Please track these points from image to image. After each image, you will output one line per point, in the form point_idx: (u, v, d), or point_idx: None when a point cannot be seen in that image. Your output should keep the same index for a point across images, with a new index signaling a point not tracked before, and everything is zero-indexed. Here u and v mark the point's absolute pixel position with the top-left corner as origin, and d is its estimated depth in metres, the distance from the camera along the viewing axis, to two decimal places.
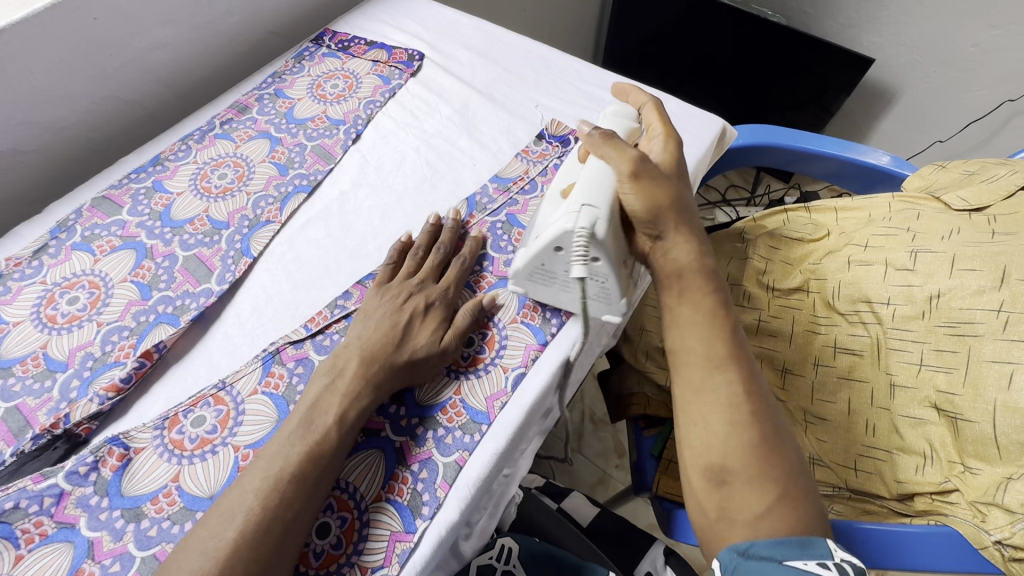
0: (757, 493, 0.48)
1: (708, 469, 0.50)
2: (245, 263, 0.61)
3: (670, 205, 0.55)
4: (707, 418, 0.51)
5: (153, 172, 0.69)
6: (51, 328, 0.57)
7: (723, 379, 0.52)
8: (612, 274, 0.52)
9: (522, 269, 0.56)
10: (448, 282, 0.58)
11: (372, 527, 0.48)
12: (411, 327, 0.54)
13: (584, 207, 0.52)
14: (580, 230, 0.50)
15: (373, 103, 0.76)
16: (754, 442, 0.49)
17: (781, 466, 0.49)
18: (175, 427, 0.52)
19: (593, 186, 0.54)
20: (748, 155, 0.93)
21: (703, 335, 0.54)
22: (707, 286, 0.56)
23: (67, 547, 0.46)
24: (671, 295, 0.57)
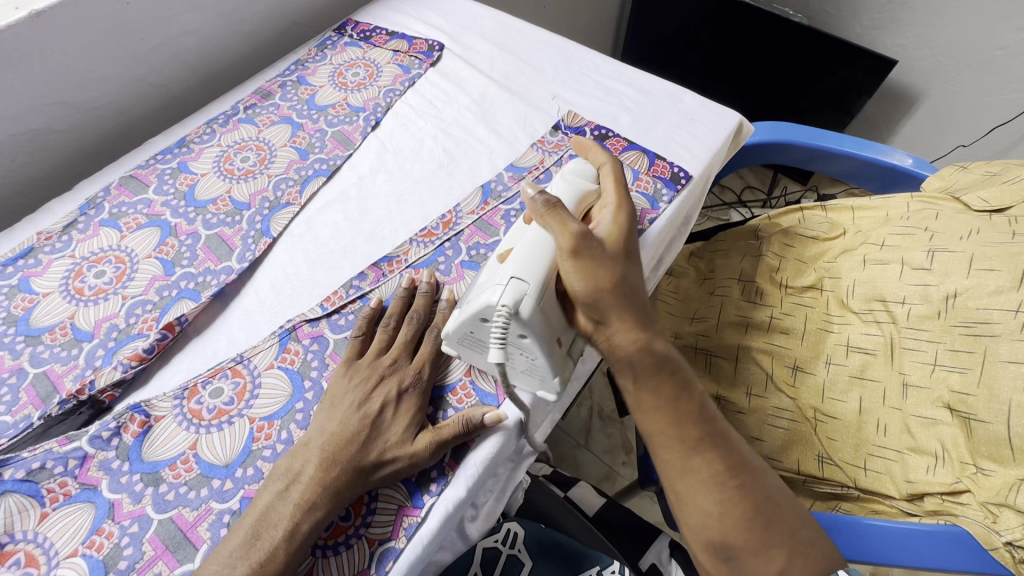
0: (765, 561, 0.49)
1: (711, 546, 0.51)
2: (264, 243, 0.63)
3: (612, 288, 0.49)
4: (697, 501, 0.51)
5: (179, 154, 0.71)
6: (78, 299, 0.59)
7: (704, 460, 0.51)
8: (539, 353, 0.48)
9: (449, 334, 0.50)
10: (421, 365, 0.53)
11: (381, 500, 0.49)
12: (380, 422, 0.49)
13: (513, 281, 0.47)
14: (502, 308, 0.45)
15: (393, 91, 0.77)
16: (749, 512, 0.50)
17: (781, 527, 0.50)
18: (193, 397, 0.53)
19: (529, 258, 0.49)
20: (765, 152, 0.93)
21: (671, 421, 0.51)
22: (666, 363, 0.52)
23: (89, 507, 0.48)
24: (626, 379, 0.52)
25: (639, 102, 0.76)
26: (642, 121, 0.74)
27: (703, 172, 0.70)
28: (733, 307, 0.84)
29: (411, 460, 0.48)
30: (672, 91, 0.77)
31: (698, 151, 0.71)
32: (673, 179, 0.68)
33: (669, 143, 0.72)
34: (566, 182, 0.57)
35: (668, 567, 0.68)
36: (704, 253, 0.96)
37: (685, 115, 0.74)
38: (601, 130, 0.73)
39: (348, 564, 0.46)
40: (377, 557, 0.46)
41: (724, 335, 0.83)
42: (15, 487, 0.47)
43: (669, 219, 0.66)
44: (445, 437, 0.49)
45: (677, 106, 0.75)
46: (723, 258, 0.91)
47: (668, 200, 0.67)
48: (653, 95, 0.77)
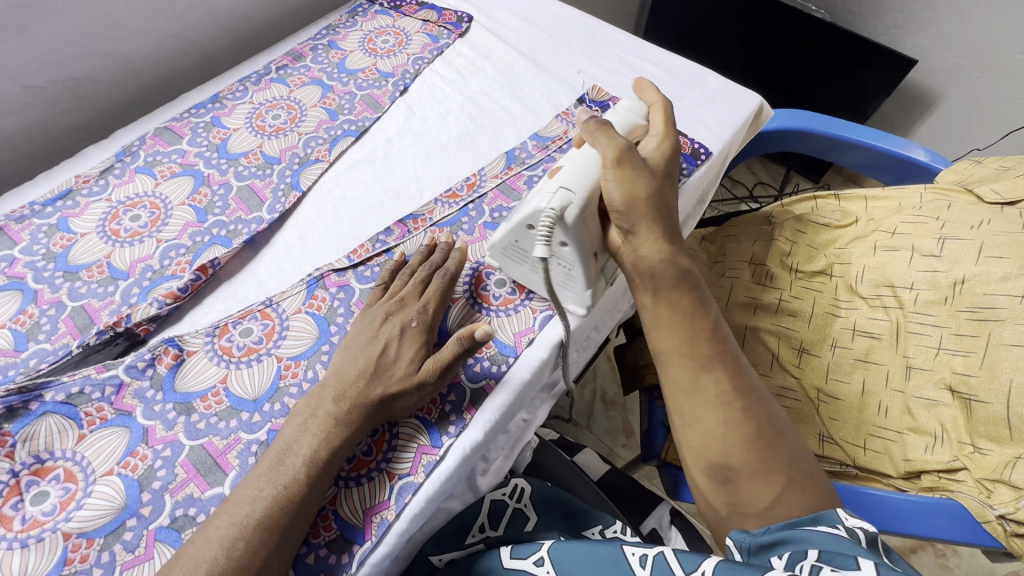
0: (762, 484, 0.50)
1: (710, 467, 0.52)
2: (294, 196, 0.65)
3: (647, 200, 0.54)
4: (701, 419, 0.53)
5: (212, 109, 0.73)
6: (114, 241, 0.61)
7: (712, 379, 0.54)
8: (577, 262, 0.53)
9: (496, 242, 0.56)
10: (427, 302, 0.54)
11: (401, 438, 0.51)
12: (390, 350, 0.51)
13: (560, 190, 0.51)
14: (548, 211, 0.49)
15: (421, 59, 0.79)
16: (753, 433, 0.52)
17: (783, 454, 0.51)
18: (224, 335, 0.55)
19: (575, 171, 0.53)
20: (780, 140, 0.95)
21: (686, 336, 0.55)
22: (687, 282, 0.56)
23: (124, 431, 0.50)
24: (647, 293, 0.56)
25: (662, 80, 0.77)
26: (664, 98, 0.75)
27: (722, 149, 0.72)
28: (743, 288, 0.85)
29: (416, 383, 0.50)
30: (695, 71, 0.78)
31: (718, 129, 0.73)
32: (693, 155, 0.70)
33: (690, 120, 0.73)
34: (617, 114, 0.60)
35: (668, 532, 0.70)
36: (716, 237, 0.97)
37: (707, 94, 0.76)
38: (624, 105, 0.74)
39: (368, 495, 0.48)
40: (395, 489, 0.49)
41: (733, 316, 0.85)
42: (55, 408, 0.50)
43: (686, 193, 0.68)
44: (448, 362, 0.50)
45: (699, 86, 0.77)
46: (735, 242, 0.92)
47: (687, 173, 0.69)
48: (676, 74, 0.78)
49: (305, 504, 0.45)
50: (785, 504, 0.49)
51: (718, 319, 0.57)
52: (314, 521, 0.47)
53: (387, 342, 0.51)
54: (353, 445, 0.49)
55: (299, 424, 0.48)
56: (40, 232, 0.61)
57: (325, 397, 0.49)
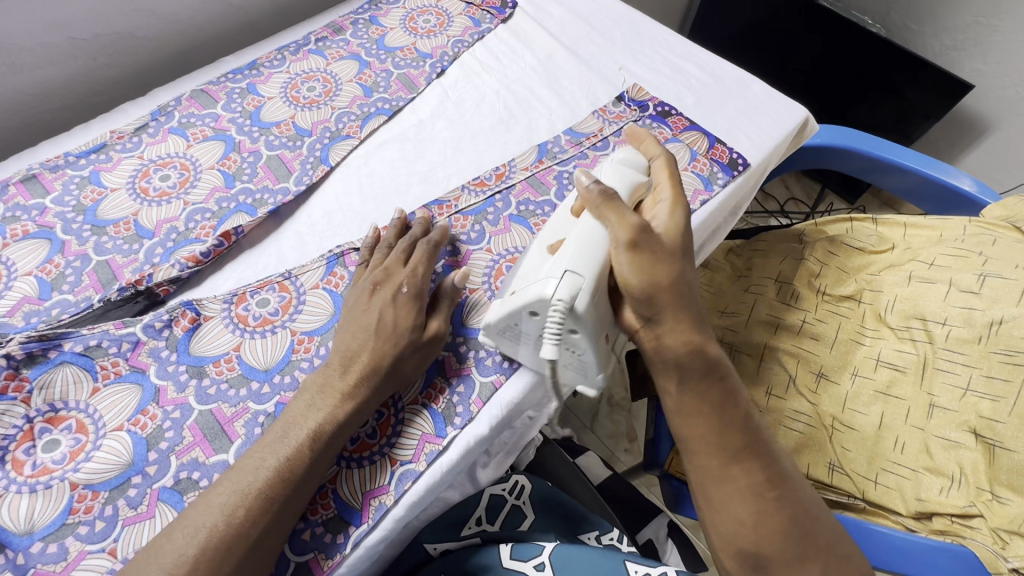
0: (800, 573, 0.50)
1: (741, 556, 0.52)
2: (322, 169, 0.65)
3: (668, 291, 0.51)
4: (734, 510, 0.52)
5: (249, 75, 0.73)
6: (143, 199, 0.62)
7: (743, 470, 0.52)
8: (588, 348, 0.49)
9: (492, 325, 0.51)
10: (415, 268, 0.53)
11: (406, 426, 0.51)
12: (388, 315, 0.50)
13: (568, 274, 0.47)
14: (558, 301, 0.46)
15: (461, 42, 0.78)
16: (789, 525, 0.51)
17: (818, 540, 0.51)
18: (241, 303, 0.56)
19: (585, 250, 0.49)
20: (821, 156, 0.92)
21: (714, 427, 0.53)
22: (717, 367, 0.54)
23: (137, 389, 0.51)
24: (671, 383, 0.54)
25: (705, 84, 0.75)
26: (707, 103, 0.73)
27: (761, 162, 0.69)
28: (764, 306, 0.83)
29: (430, 342, 0.51)
30: (741, 77, 0.76)
31: (760, 140, 0.70)
32: (730, 165, 0.68)
33: (731, 128, 0.71)
34: (619, 172, 0.57)
35: (664, 545, 0.69)
36: (743, 251, 0.95)
37: (751, 103, 0.73)
38: (664, 106, 0.72)
39: (368, 478, 0.48)
40: (396, 475, 0.49)
41: (752, 333, 0.82)
42: (73, 359, 0.50)
43: (719, 203, 0.66)
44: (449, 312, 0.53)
45: (743, 93, 0.74)
46: (762, 257, 0.90)
47: (722, 183, 0.66)
48: (721, 78, 0.76)
49: (309, 478, 0.45)
50: None
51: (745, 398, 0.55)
52: (311, 504, 0.47)
53: (387, 306, 0.51)
54: (359, 425, 0.49)
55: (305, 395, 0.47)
56: (72, 183, 0.62)
57: (335, 376, 0.48)
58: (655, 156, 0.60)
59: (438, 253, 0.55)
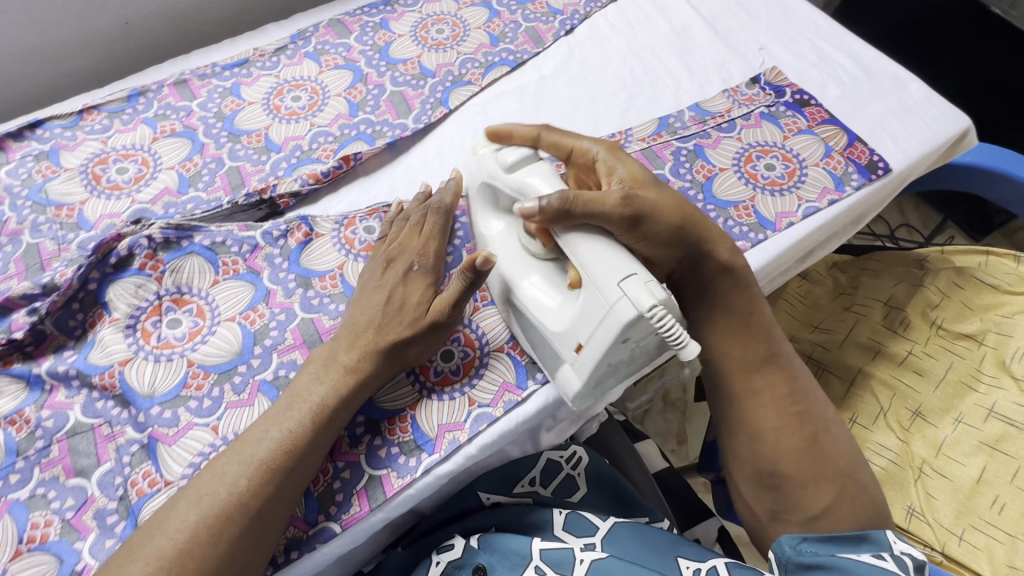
0: (815, 494, 0.49)
1: (758, 474, 0.51)
2: (440, 112, 0.66)
3: (677, 206, 0.50)
4: (755, 427, 0.51)
5: (383, 11, 0.75)
6: (275, 115, 0.65)
7: (765, 380, 0.52)
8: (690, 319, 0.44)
9: (585, 384, 0.47)
10: (427, 246, 0.52)
11: (488, 369, 0.53)
12: (397, 293, 0.49)
13: (625, 284, 0.41)
14: (654, 309, 0.40)
15: (594, 2, 0.75)
16: (807, 441, 0.49)
17: (836, 464, 0.49)
18: (350, 227, 0.58)
19: (598, 260, 0.43)
20: (965, 176, 0.81)
21: (739, 341, 0.53)
22: (745, 283, 0.53)
23: (251, 288, 0.54)
24: (699, 305, 0.54)
25: (854, 77, 0.68)
26: (853, 98, 0.67)
27: (905, 169, 0.63)
28: (866, 328, 0.79)
29: (429, 322, 0.48)
30: (898, 75, 0.68)
31: (907, 145, 0.64)
32: (868, 167, 0.62)
33: (875, 128, 0.65)
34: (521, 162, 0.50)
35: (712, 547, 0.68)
36: (849, 268, 0.90)
37: (904, 104, 0.66)
38: (803, 94, 0.67)
39: (446, 411, 0.50)
40: (473, 415, 0.50)
41: (846, 355, 0.78)
42: (201, 251, 0.55)
43: (848, 206, 0.61)
44: (455, 296, 0.48)
45: (897, 93, 0.67)
46: (870, 279, 0.85)
47: (857, 185, 0.61)
48: (873, 74, 0.69)
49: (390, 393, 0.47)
50: (838, 512, 0.48)
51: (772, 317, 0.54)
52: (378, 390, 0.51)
53: (409, 275, 0.50)
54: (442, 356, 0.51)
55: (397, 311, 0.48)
56: (216, 92, 0.67)
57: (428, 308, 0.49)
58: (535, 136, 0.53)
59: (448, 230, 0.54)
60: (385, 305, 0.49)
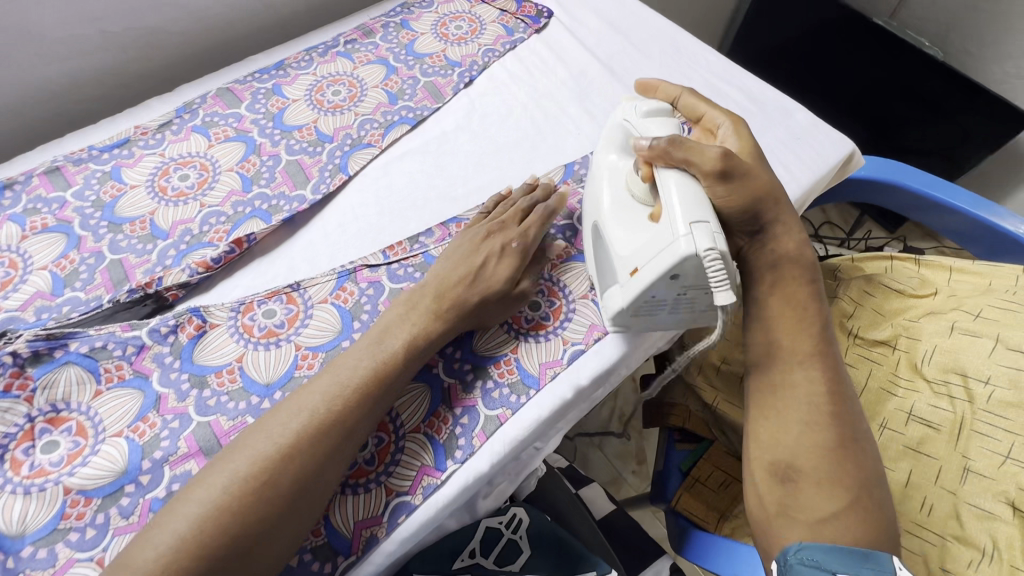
0: (828, 497, 0.43)
1: (774, 465, 0.46)
2: (340, 179, 0.63)
3: (768, 188, 0.51)
4: (786, 417, 0.46)
5: (275, 76, 0.72)
6: (161, 198, 0.61)
7: (805, 373, 0.47)
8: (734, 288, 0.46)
9: (627, 307, 0.49)
10: (528, 229, 0.56)
11: (404, 453, 0.48)
12: (489, 262, 0.54)
13: (695, 227, 0.43)
14: (707, 254, 0.42)
15: (492, 52, 0.75)
16: (832, 444, 0.45)
17: (862, 471, 0.44)
18: (248, 313, 0.55)
19: (687, 198, 0.45)
20: (861, 188, 0.86)
21: (791, 329, 0.49)
22: (807, 275, 0.51)
23: (139, 395, 0.50)
24: (762, 283, 0.51)
25: (745, 110, 0.71)
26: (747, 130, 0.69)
27: (800, 196, 0.65)
28: None
29: (514, 300, 0.54)
30: (785, 105, 0.72)
31: (800, 173, 0.66)
32: None
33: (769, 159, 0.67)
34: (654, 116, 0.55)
35: None
36: None
37: (793, 132, 0.69)
38: None
39: (362, 505, 0.47)
40: (391, 507, 0.47)
41: None
42: (78, 360, 0.50)
43: None
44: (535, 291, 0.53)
45: (786, 122, 0.70)
46: None
47: None
48: (763, 105, 0.72)
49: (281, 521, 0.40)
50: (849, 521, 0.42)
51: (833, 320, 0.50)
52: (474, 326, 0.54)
53: (504, 250, 0.54)
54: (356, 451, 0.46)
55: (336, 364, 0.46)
56: (94, 177, 0.62)
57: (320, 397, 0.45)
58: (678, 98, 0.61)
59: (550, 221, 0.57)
60: (477, 270, 0.53)
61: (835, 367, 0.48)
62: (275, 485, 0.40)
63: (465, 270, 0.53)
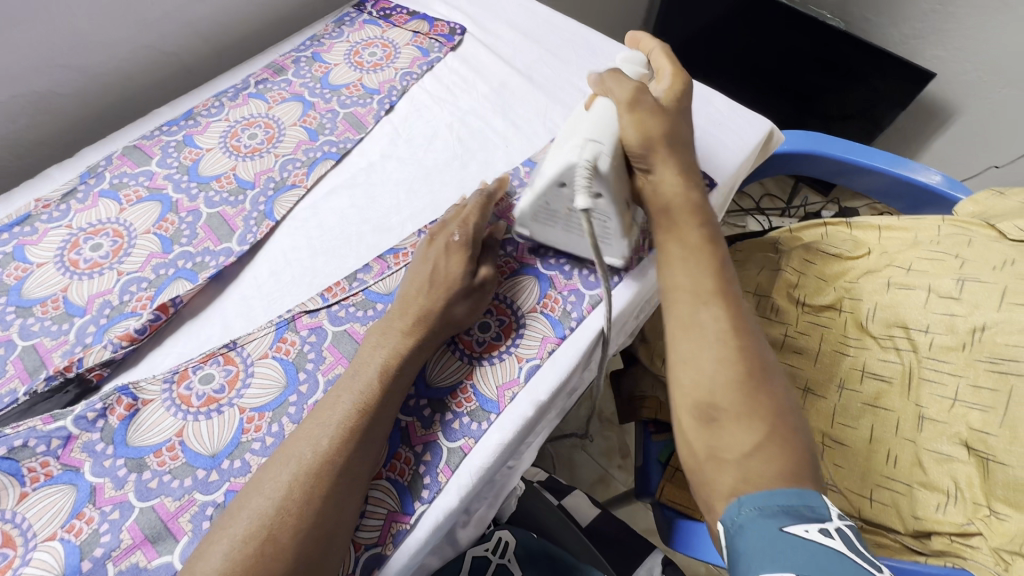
0: (746, 431, 0.43)
1: (696, 407, 0.45)
2: (267, 226, 0.61)
3: (665, 136, 0.52)
4: (697, 355, 0.46)
5: (185, 126, 0.69)
6: (72, 272, 0.57)
7: (711, 313, 0.47)
8: (613, 214, 0.50)
9: (525, 212, 0.54)
10: (467, 216, 0.55)
11: (369, 503, 0.46)
12: (441, 262, 0.53)
13: (589, 142, 0.49)
14: (583, 163, 0.47)
15: (409, 74, 0.74)
16: (742, 376, 0.45)
17: (774, 402, 0.44)
18: (183, 382, 0.51)
19: (597, 123, 0.51)
20: (788, 161, 0.88)
21: (693, 270, 0.50)
22: (704, 216, 0.52)
23: (71, 489, 0.46)
24: (660, 230, 0.53)
25: None
26: None
27: (728, 181, 0.66)
28: None
29: (474, 291, 0.53)
30: (702, 92, 0.73)
31: (724, 159, 0.67)
32: None
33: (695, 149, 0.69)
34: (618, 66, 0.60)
35: None
36: None
37: (712, 119, 0.71)
38: None
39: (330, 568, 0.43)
40: (362, 563, 0.44)
41: None
42: None
43: None
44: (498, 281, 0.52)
45: (705, 109, 0.72)
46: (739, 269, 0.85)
47: None
48: None
49: None
50: (768, 454, 0.42)
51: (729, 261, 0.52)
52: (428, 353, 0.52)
53: (451, 247, 0.53)
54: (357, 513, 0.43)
55: (301, 429, 0.44)
56: None
57: None
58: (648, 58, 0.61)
59: (492, 203, 0.57)
60: (432, 274, 0.52)
61: (738, 303, 0.48)
62: (278, 546, 0.38)
63: (418, 280, 0.52)
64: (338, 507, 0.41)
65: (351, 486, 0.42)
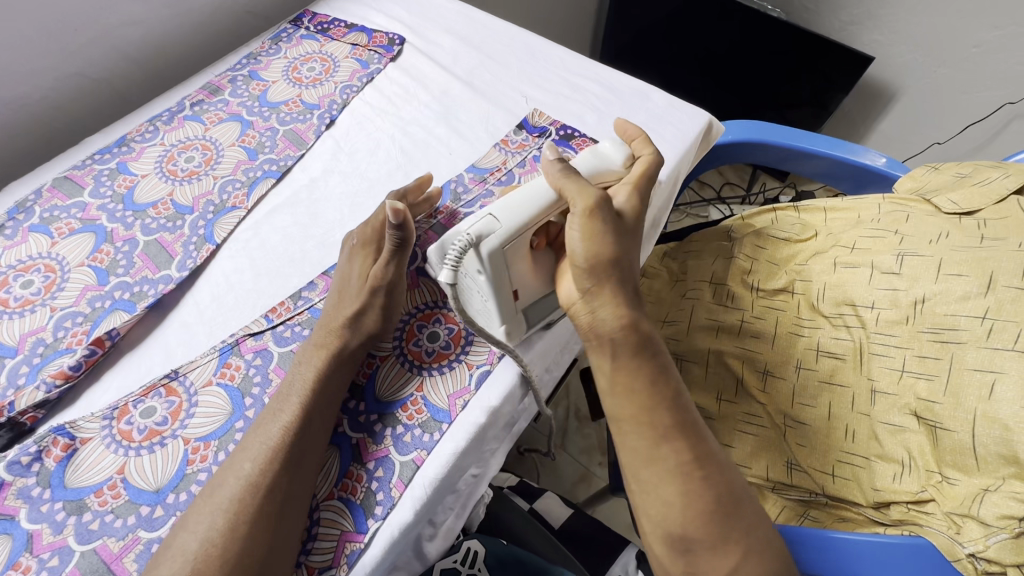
0: (723, 557, 0.45)
1: (669, 538, 0.46)
2: (207, 249, 0.60)
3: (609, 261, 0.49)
4: (659, 489, 0.47)
5: (118, 153, 0.67)
6: (3, 312, 0.55)
7: (672, 449, 0.47)
8: (489, 293, 0.49)
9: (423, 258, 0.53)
10: (368, 219, 0.56)
11: (322, 525, 0.45)
12: (346, 269, 0.54)
13: (484, 216, 0.47)
14: (464, 235, 0.46)
15: (349, 87, 0.74)
16: (712, 505, 0.46)
17: (739, 522, 0.46)
18: (124, 417, 0.50)
19: (517, 205, 0.48)
20: (733, 151, 0.90)
21: (643, 405, 0.48)
22: (647, 345, 0.49)
23: (6, 539, 0.44)
24: (606, 358, 0.50)
25: (605, 100, 0.73)
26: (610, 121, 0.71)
27: (671, 174, 0.67)
28: (702, 310, 0.79)
29: (370, 289, 0.52)
30: (641, 89, 0.74)
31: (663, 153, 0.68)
32: None
33: None
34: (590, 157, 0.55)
35: None
36: (678, 254, 0.91)
37: (652, 114, 0.72)
38: (567, 129, 0.70)
39: None
40: None
41: (694, 339, 0.79)
42: None
43: None
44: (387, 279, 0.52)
45: (644, 105, 0.73)
46: (695, 260, 0.86)
47: None
48: (620, 93, 0.74)
49: None
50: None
51: (679, 377, 0.50)
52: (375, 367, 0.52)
53: (353, 252, 0.55)
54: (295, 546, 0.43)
55: (231, 457, 0.44)
56: None
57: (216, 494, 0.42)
58: (630, 154, 0.56)
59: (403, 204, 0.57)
60: (340, 281, 0.54)
61: (696, 427, 0.48)
62: None
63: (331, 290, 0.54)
64: (274, 534, 0.41)
65: (286, 513, 0.42)
